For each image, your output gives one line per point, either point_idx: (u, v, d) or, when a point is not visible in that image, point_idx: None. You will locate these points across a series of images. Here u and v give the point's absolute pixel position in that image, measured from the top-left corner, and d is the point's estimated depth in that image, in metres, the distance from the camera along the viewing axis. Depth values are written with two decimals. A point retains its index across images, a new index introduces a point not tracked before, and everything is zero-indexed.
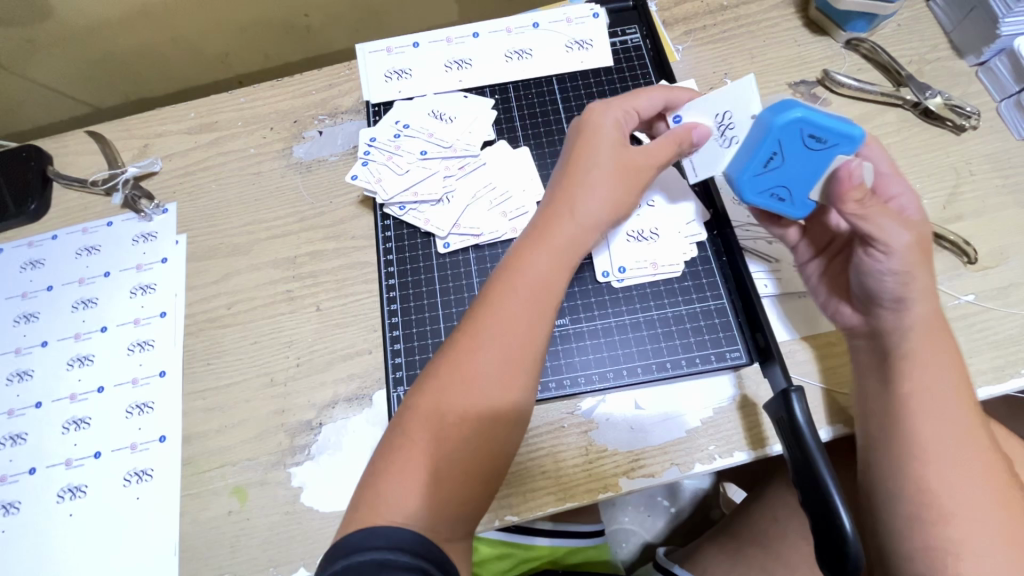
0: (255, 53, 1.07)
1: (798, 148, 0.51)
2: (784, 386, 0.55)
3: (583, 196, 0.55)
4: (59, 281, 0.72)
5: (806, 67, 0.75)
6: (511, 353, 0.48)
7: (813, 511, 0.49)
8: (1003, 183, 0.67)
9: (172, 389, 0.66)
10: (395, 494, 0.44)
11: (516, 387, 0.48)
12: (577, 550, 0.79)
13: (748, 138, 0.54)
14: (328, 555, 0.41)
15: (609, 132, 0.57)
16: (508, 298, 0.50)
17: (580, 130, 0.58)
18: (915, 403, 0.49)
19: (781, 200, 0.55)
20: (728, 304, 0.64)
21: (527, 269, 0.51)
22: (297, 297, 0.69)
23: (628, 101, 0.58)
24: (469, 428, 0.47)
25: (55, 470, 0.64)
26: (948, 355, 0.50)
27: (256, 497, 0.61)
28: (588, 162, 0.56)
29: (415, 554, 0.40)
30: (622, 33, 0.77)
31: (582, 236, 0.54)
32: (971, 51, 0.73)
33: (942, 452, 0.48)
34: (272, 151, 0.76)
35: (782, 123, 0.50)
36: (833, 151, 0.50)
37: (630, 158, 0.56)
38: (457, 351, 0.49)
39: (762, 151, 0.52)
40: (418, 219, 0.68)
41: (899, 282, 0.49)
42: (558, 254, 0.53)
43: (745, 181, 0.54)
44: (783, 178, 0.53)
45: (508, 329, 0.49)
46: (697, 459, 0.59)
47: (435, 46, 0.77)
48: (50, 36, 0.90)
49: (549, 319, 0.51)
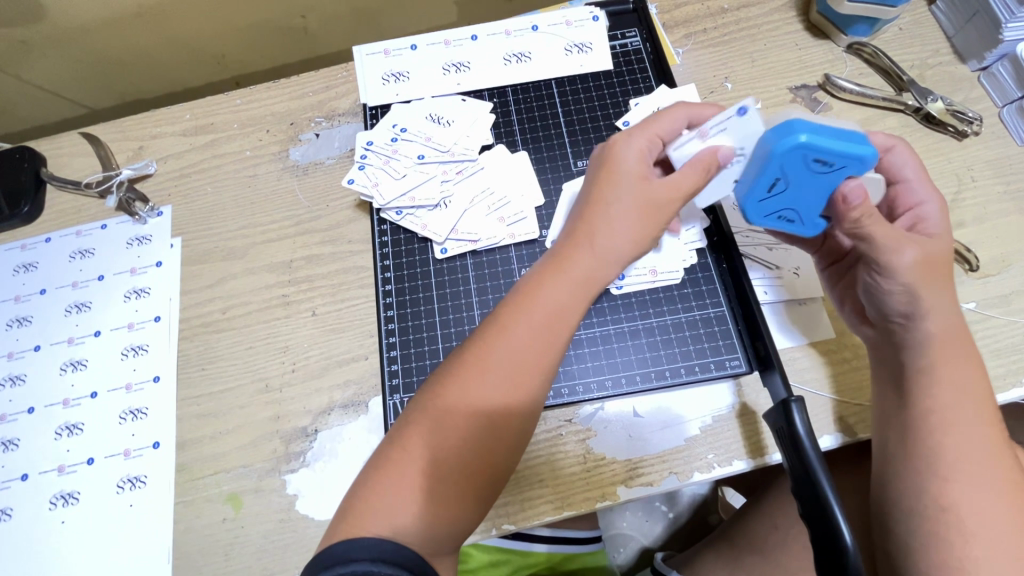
0: (253, 53, 1.06)
1: (804, 173, 0.50)
2: (784, 397, 0.55)
3: (603, 226, 0.52)
4: (53, 285, 0.71)
5: (807, 71, 0.74)
6: (520, 383, 0.48)
7: (813, 522, 0.49)
8: (1005, 190, 0.67)
9: (165, 395, 0.65)
10: (388, 507, 0.44)
11: (515, 412, 0.48)
12: (574, 556, 0.79)
13: (752, 159, 0.53)
14: (314, 565, 0.41)
15: (632, 164, 0.54)
16: (520, 326, 0.49)
17: (603, 161, 0.55)
18: (936, 419, 0.48)
19: (790, 220, 0.55)
20: (728, 311, 0.63)
21: (541, 297, 0.50)
22: (292, 303, 0.68)
23: (651, 126, 0.56)
24: (470, 451, 0.46)
25: (48, 477, 0.63)
26: (970, 373, 0.49)
27: (251, 504, 0.60)
28: (611, 194, 0.53)
29: (397, 565, 0.40)
30: (621, 36, 0.77)
31: (599, 268, 0.52)
32: (973, 57, 0.72)
33: (963, 470, 0.47)
34: (268, 154, 0.75)
35: (786, 148, 0.48)
36: (841, 172, 0.49)
37: (655, 186, 0.53)
38: (466, 372, 0.48)
39: (766, 178, 0.51)
40: (415, 224, 0.67)
41: (904, 299, 0.50)
42: (575, 286, 0.51)
43: (751, 205, 0.54)
44: (790, 202, 0.53)
45: (519, 357, 0.48)
46: (696, 468, 0.58)
47: (433, 48, 0.76)
48: (44, 37, 0.89)
49: (560, 352, 0.50)
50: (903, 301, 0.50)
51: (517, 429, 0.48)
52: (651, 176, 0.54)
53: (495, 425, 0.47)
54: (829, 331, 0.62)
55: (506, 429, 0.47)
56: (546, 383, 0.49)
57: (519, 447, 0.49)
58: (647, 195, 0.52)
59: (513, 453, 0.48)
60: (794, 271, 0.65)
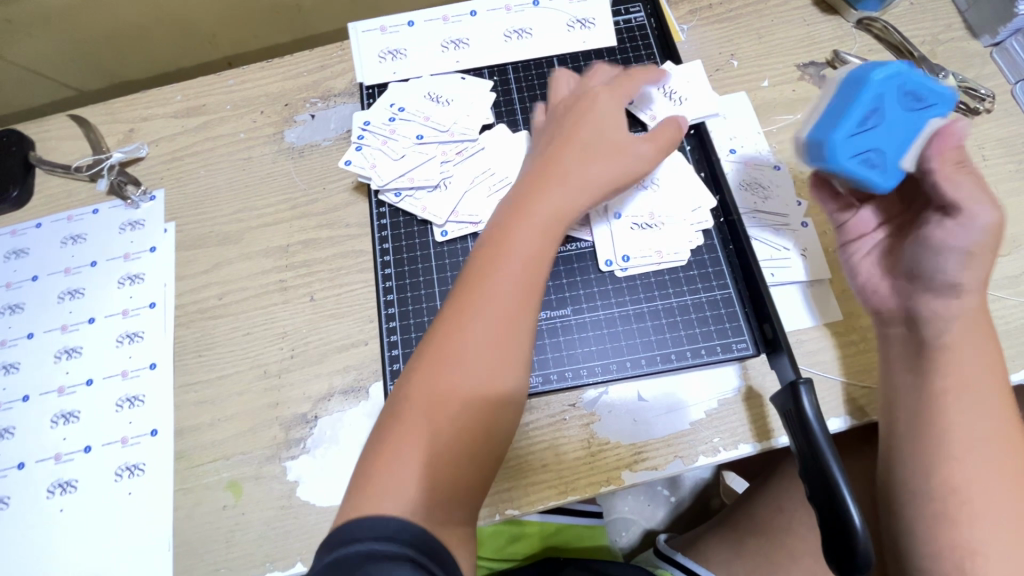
0: (243, 32, 1.04)
1: (898, 107, 0.50)
2: (793, 379, 0.54)
3: (575, 164, 0.55)
4: (45, 271, 0.70)
5: (815, 47, 0.72)
6: (512, 318, 0.48)
7: (822, 507, 0.48)
8: (1017, 168, 0.66)
9: (163, 382, 0.64)
10: (382, 488, 0.43)
11: (511, 352, 0.48)
12: (565, 527, 0.79)
13: (835, 102, 0.51)
14: (320, 546, 0.40)
15: (601, 113, 0.59)
16: (506, 263, 0.50)
17: (573, 110, 0.60)
18: (949, 399, 0.48)
19: (871, 166, 0.51)
20: (734, 293, 0.62)
21: (523, 231, 0.51)
22: (290, 288, 0.67)
23: (616, 85, 0.61)
24: (473, 386, 0.46)
25: (44, 465, 0.62)
26: (988, 355, 0.49)
27: (251, 491, 0.59)
28: (582, 138, 0.57)
29: (403, 543, 0.39)
30: (625, 11, 0.74)
31: (574, 201, 0.54)
32: (986, 31, 0.70)
33: (975, 453, 0.47)
34: (262, 136, 0.73)
35: (884, 76, 0.49)
36: (930, 113, 0.50)
37: (621, 137, 0.57)
38: (455, 318, 0.48)
39: (862, 105, 0.49)
40: (414, 206, 0.66)
41: (961, 262, 0.48)
42: (553, 219, 0.53)
43: (841, 141, 0.50)
44: (877, 142, 0.51)
45: (507, 292, 0.49)
46: (701, 452, 0.58)
47: (431, 25, 0.74)
48: (28, 17, 0.87)
49: (546, 279, 0.52)
50: (963, 262, 0.48)
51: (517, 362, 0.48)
52: (618, 124, 0.58)
53: (493, 364, 0.47)
54: (837, 313, 0.61)
55: (509, 356, 0.48)
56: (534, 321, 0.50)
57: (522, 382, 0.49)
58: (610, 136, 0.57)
59: (517, 393, 0.48)
60: (800, 223, 0.65)
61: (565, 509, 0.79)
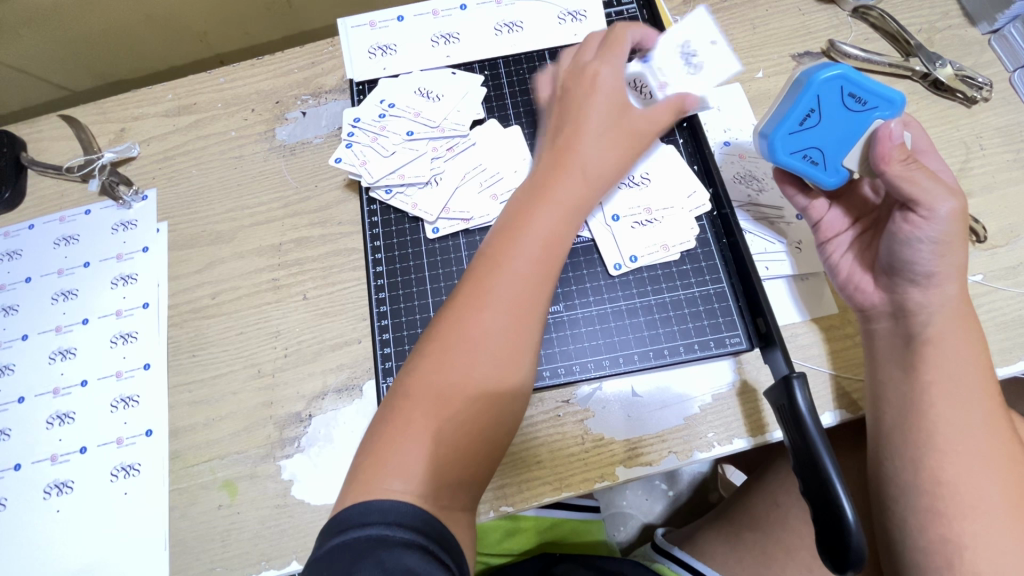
0: (234, 29, 1.03)
1: (836, 107, 0.52)
2: (786, 374, 0.53)
3: (581, 144, 0.56)
4: (38, 272, 0.70)
5: (810, 37, 0.71)
6: (524, 296, 0.49)
7: (815, 501, 0.48)
8: (1014, 158, 0.65)
9: (155, 383, 0.64)
10: (388, 483, 0.42)
11: (525, 330, 0.49)
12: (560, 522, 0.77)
13: (782, 101, 0.54)
14: (325, 532, 0.40)
15: (608, 89, 0.58)
16: (519, 245, 0.51)
17: (577, 85, 0.59)
18: (937, 391, 0.48)
19: (813, 163, 0.54)
20: (728, 288, 0.62)
21: (535, 215, 0.52)
22: (283, 287, 0.66)
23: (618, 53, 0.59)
24: (488, 368, 0.47)
25: (40, 466, 0.63)
26: (974, 347, 0.49)
27: (245, 490, 0.60)
28: (588, 117, 0.57)
29: (413, 530, 0.39)
30: (617, 2, 0.73)
31: (585, 186, 0.55)
32: (984, 19, 0.70)
33: (962, 446, 0.47)
34: (254, 134, 0.73)
35: (823, 77, 0.51)
36: (870, 115, 0.52)
37: (629, 118, 0.58)
38: (470, 297, 0.49)
39: (800, 107, 0.52)
40: (406, 203, 0.65)
41: (934, 253, 0.48)
42: (565, 201, 0.53)
43: (780, 139, 0.53)
44: (816, 138, 0.53)
45: (520, 271, 0.50)
46: (696, 446, 0.58)
47: (422, 19, 0.74)
48: (18, 19, 0.87)
49: (558, 259, 0.52)
50: (935, 253, 0.48)
51: (523, 360, 0.49)
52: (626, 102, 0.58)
53: (507, 340, 0.48)
54: (832, 307, 0.61)
55: (520, 346, 0.48)
56: (546, 300, 0.51)
57: (530, 372, 0.49)
58: (612, 125, 0.57)
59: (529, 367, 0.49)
60: (795, 216, 0.64)
61: (563, 504, 0.78)
